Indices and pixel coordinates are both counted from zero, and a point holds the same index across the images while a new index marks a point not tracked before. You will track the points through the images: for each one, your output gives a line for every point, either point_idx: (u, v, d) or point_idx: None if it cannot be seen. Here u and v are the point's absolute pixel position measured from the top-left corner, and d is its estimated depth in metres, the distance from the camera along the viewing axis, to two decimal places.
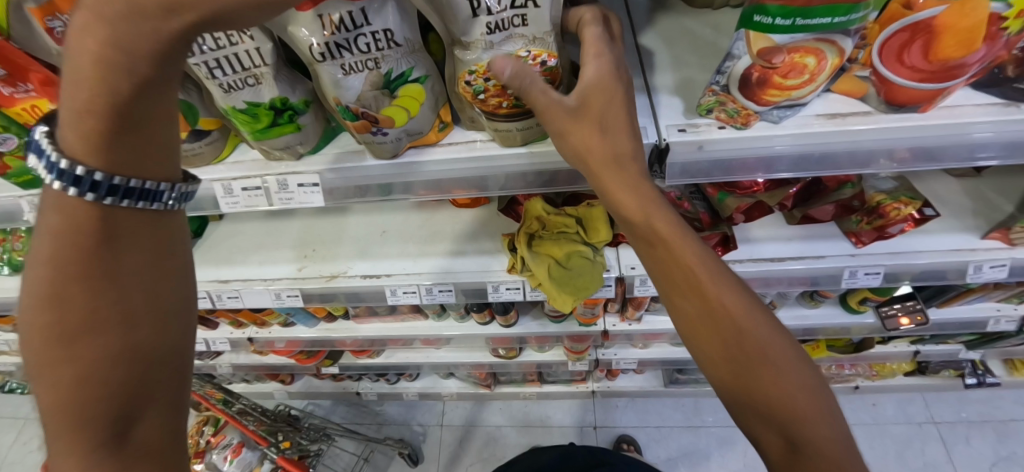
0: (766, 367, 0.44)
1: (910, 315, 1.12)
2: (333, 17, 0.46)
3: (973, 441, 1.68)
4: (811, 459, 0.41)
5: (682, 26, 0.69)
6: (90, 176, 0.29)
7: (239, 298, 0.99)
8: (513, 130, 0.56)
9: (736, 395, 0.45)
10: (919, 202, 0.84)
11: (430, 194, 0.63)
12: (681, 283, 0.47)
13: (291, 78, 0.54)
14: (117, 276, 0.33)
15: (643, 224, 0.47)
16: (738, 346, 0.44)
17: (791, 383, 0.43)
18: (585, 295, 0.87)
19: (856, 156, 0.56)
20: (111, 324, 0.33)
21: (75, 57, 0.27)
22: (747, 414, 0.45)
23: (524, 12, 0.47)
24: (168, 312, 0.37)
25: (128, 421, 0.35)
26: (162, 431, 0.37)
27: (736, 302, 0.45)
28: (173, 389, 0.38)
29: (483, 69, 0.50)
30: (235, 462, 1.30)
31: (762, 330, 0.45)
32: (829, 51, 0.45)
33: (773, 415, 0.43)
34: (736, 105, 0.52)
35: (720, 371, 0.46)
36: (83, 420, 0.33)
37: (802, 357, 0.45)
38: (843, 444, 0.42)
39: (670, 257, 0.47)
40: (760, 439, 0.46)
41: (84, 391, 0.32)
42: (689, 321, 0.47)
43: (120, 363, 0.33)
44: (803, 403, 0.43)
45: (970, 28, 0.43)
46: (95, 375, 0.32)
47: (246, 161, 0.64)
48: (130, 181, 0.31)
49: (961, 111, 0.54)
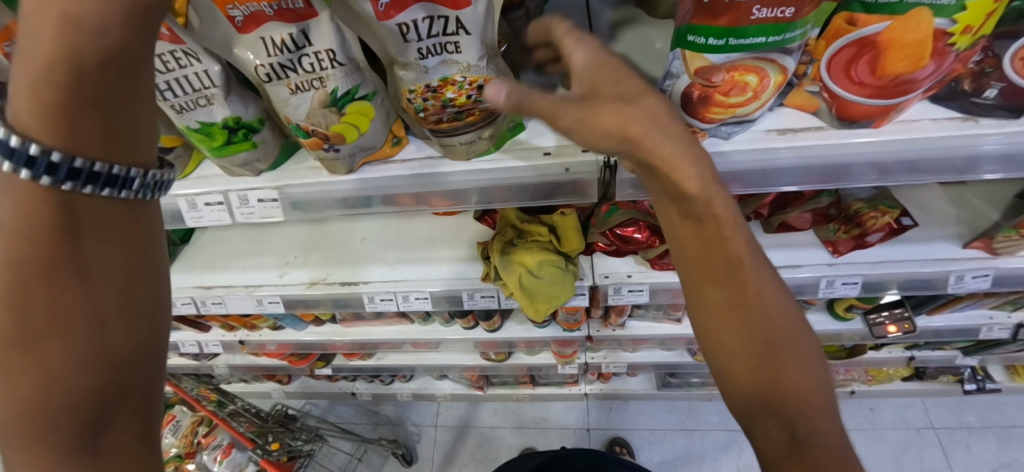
0: (783, 363, 0.41)
1: (898, 323, 1.10)
2: (275, 39, 0.46)
3: (973, 448, 1.64)
4: (813, 454, 0.38)
5: (643, 36, 0.68)
6: (45, 156, 0.23)
7: (223, 303, 1.01)
8: (458, 144, 0.55)
9: (751, 387, 0.41)
10: (897, 211, 0.83)
11: (413, 203, 0.63)
12: (713, 269, 0.43)
13: (243, 96, 0.55)
14: (86, 268, 0.27)
15: (704, 202, 0.41)
16: (763, 338, 0.41)
17: (809, 388, 0.40)
18: (557, 302, 0.88)
19: (808, 172, 0.56)
20: (82, 322, 0.27)
21: (33, 22, 0.23)
22: (757, 413, 0.41)
23: (456, 40, 0.46)
24: (149, 309, 0.30)
25: (101, 433, 0.29)
26: (138, 445, 0.31)
27: (768, 295, 0.42)
28: (147, 398, 0.31)
29: (420, 89, 0.49)
30: (225, 462, 1.32)
31: (792, 324, 0.42)
32: (770, 68, 0.44)
33: (788, 409, 0.39)
34: (683, 122, 0.51)
35: (743, 362, 0.42)
36: (48, 434, 0.27)
37: (822, 362, 0.42)
38: (847, 446, 0.39)
39: (708, 231, 0.42)
40: (765, 448, 0.41)
41: (41, 403, 0.26)
42: (710, 308, 0.43)
43: (90, 374, 0.27)
44: (819, 410, 0.39)
45: (915, 43, 0.42)
46: (59, 386, 0.26)
47: (209, 176, 0.65)
48: (96, 163, 0.25)
49: (917, 126, 0.53)
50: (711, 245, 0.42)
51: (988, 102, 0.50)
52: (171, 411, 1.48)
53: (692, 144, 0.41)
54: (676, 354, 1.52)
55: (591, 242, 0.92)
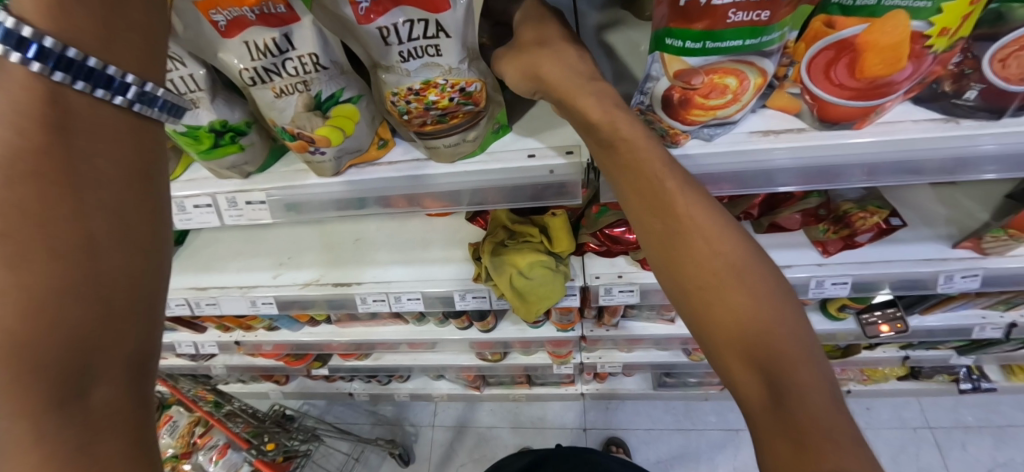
0: (736, 292, 0.39)
1: (890, 323, 1.10)
2: (258, 43, 0.47)
3: (969, 447, 1.64)
4: (796, 403, 0.34)
5: (629, 39, 0.69)
6: (39, 40, 0.26)
7: (216, 304, 1.01)
8: (443, 146, 0.55)
9: (715, 327, 0.39)
10: (886, 211, 0.83)
11: (405, 205, 0.63)
12: (665, 221, 0.42)
13: (229, 99, 0.56)
14: (80, 175, 0.27)
15: (608, 125, 0.45)
16: (728, 288, 0.39)
17: (784, 338, 0.37)
18: (548, 302, 0.89)
19: (789, 173, 0.57)
20: (78, 229, 0.26)
21: None
22: (741, 377, 0.37)
23: (437, 43, 0.46)
24: (141, 233, 0.30)
25: (85, 374, 0.27)
26: (125, 397, 0.29)
27: (724, 244, 0.41)
28: (137, 340, 0.29)
29: (403, 92, 0.49)
30: (221, 462, 1.33)
31: (738, 253, 0.41)
32: (749, 71, 0.45)
33: (757, 351, 0.37)
34: (664, 124, 0.52)
35: (713, 319, 0.39)
36: (42, 365, 0.25)
37: (782, 289, 0.40)
38: (832, 393, 0.35)
39: (653, 182, 0.43)
40: (758, 420, 0.36)
41: (38, 322, 0.25)
42: (668, 263, 0.41)
43: (85, 292, 0.26)
44: (799, 364, 0.36)
45: (892, 46, 0.42)
46: (62, 301, 0.25)
47: (198, 178, 0.66)
48: (89, 59, 0.28)
49: (899, 127, 0.53)
50: (661, 194, 0.42)
51: (968, 103, 0.51)
52: (168, 411, 1.49)
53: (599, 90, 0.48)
54: (671, 354, 1.52)
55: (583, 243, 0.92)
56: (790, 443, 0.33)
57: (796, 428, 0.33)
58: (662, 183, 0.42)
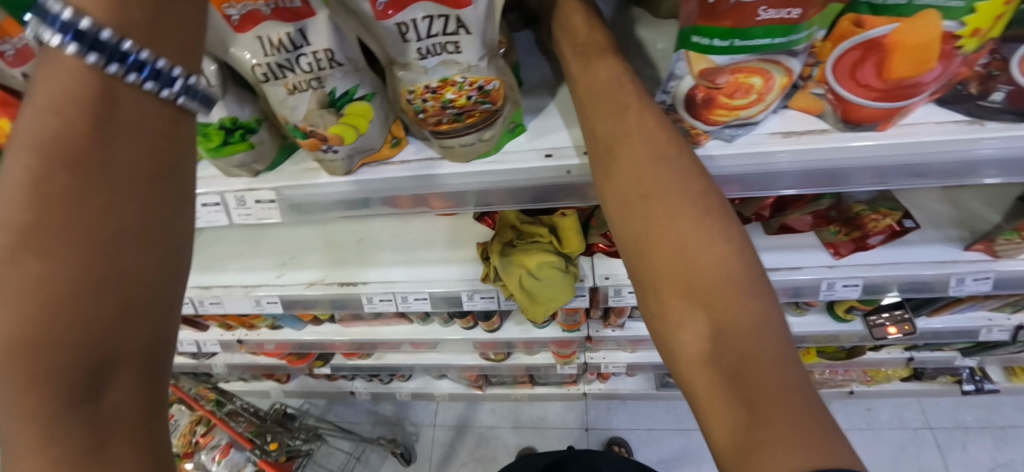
0: (694, 260, 0.37)
1: (898, 324, 1.09)
2: (272, 38, 0.45)
3: (970, 448, 1.64)
4: (749, 373, 0.30)
5: (645, 36, 0.68)
6: (96, 31, 0.24)
7: (220, 303, 1.00)
8: (458, 145, 0.54)
9: (670, 297, 0.37)
10: (898, 213, 0.83)
11: (410, 206, 0.62)
12: (631, 199, 0.41)
13: (239, 96, 0.55)
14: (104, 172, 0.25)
15: (606, 100, 0.47)
16: (686, 261, 0.37)
17: (746, 310, 0.33)
18: (555, 304, 0.87)
19: (805, 174, 0.56)
20: (101, 231, 0.25)
21: None
22: (688, 354, 0.34)
23: (456, 39, 0.45)
24: (163, 232, 0.28)
25: (99, 379, 0.26)
26: (136, 400, 0.28)
27: (692, 217, 0.38)
28: (155, 345, 0.28)
29: (419, 90, 0.48)
30: (223, 462, 1.32)
31: (700, 221, 0.38)
32: (775, 70, 0.44)
33: (714, 320, 0.34)
34: (686, 124, 0.51)
35: (669, 293, 0.37)
36: (53, 366, 0.24)
37: (745, 256, 0.37)
38: (794, 370, 0.30)
39: (622, 156, 0.44)
40: (704, 400, 0.32)
41: (49, 325, 0.24)
42: (631, 240, 0.41)
43: (109, 291, 0.25)
44: (759, 334, 0.32)
45: (923, 45, 0.41)
46: (74, 306, 0.24)
47: (206, 176, 0.65)
48: (141, 52, 0.25)
49: (921, 129, 0.53)
50: (636, 176, 0.42)
51: (994, 105, 0.50)
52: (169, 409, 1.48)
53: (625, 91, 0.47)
54: None
55: (592, 244, 0.91)
56: (737, 414, 0.29)
57: (749, 396, 0.29)
58: (634, 163, 0.42)
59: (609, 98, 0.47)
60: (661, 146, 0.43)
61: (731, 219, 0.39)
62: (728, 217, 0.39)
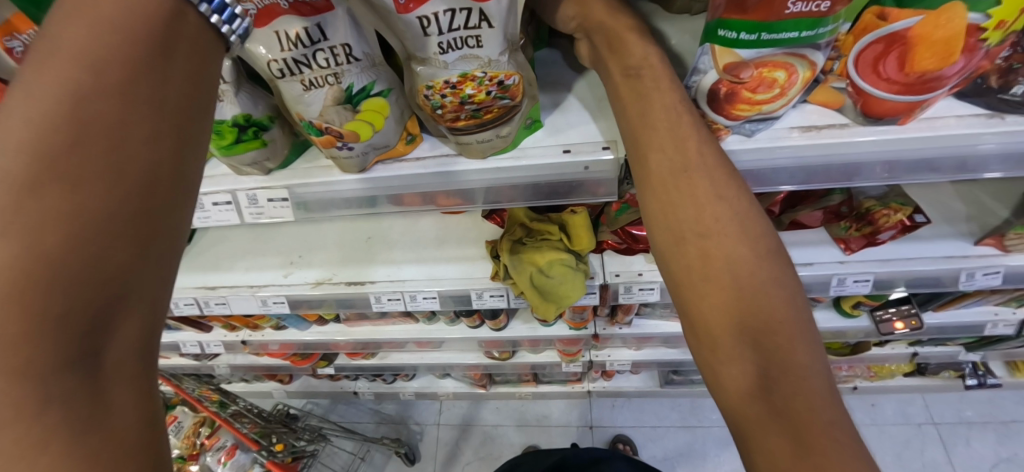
0: (748, 288, 0.37)
1: (905, 319, 1.08)
2: (289, 33, 0.44)
3: (973, 443, 1.65)
4: (800, 410, 0.32)
5: (661, 30, 0.67)
6: None
7: (226, 304, 0.99)
8: (474, 142, 0.54)
9: (721, 322, 0.37)
10: (910, 208, 0.81)
11: (416, 203, 0.63)
12: (684, 234, 0.41)
13: (252, 93, 0.54)
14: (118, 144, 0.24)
15: (654, 108, 0.46)
16: (739, 298, 0.37)
17: (800, 353, 0.34)
18: (566, 302, 0.87)
19: (819, 169, 0.57)
20: (112, 199, 0.23)
21: None
22: (736, 390, 0.35)
23: (478, 33, 0.44)
24: (166, 220, 0.26)
25: (100, 333, 0.24)
26: (136, 380, 0.25)
27: (749, 256, 0.38)
28: (157, 301, 0.26)
29: (438, 85, 0.48)
30: (229, 464, 1.31)
31: (753, 252, 0.39)
32: (799, 64, 0.43)
33: (766, 352, 0.34)
34: (706, 119, 0.51)
35: (718, 327, 0.37)
36: (65, 297, 0.22)
37: (794, 292, 0.38)
38: (840, 414, 0.32)
39: (670, 172, 0.43)
40: (751, 430, 0.34)
41: (64, 246, 0.22)
42: (680, 272, 0.40)
43: (120, 223, 0.24)
44: (808, 373, 0.33)
45: (946, 39, 0.41)
46: (80, 242, 0.22)
47: (216, 175, 0.64)
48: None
49: (942, 123, 0.52)
50: (686, 195, 0.41)
51: (1015, 98, 0.50)
52: (173, 411, 1.47)
53: (657, 95, 0.47)
54: (680, 352, 1.51)
55: (602, 241, 0.91)
56: (787, 450, 0.31)
57: (799, 434, 0.31)
58: (688, 195, 0.42)
59: (641, 117, 0.46)
60: (711, 167, 0.43)
61: (782, 252, 0.40)
62: (779, 250, 0.40)
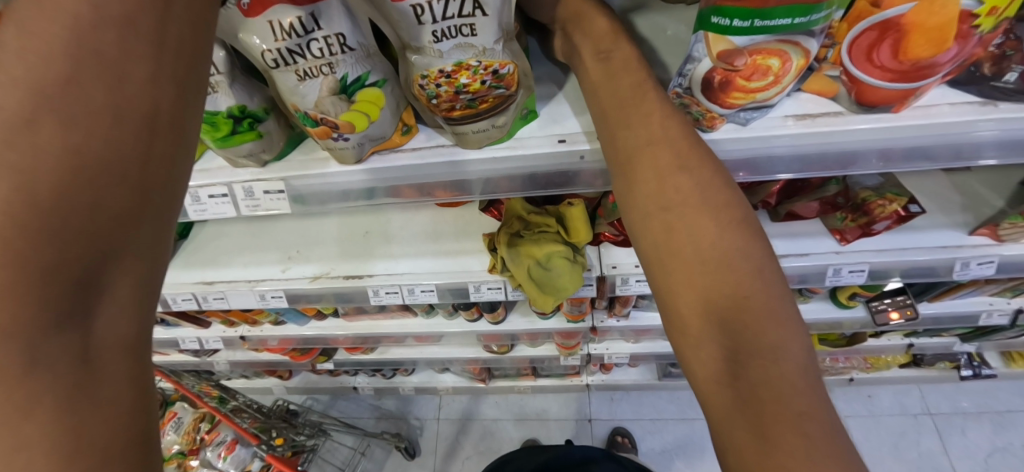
0: (720, 273, 0.38)
1: (900, 310, 1.10)
2: (283, 23, 0.44)
3: (969, 433, 1.67)
4: (767, 394, 0.32)
5: (656, 20, 0.67)
6: None
7: (225, 299, 0.99)
8: (470, 132, 0.54)
9: (692, 308, 0.38)
10: (905, 198, 0.81)
11: (414, 195, 0.62)
12: (656, 220, 0.41)
13: (247, 85, 0.54)
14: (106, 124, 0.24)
15: (635, 95, 0.46)
16: (711, 285, 0.37)
17: (772, 336, 0.35)
18: (563, 295, 0.87)
19: (817, 159, 0.56)
20: (104, 171, 0.23)
21: None
22: (706, 375, 0.36)
23: (472, 22, 0.44)
24: (155, 196, 0.26)
25: (90, 290, 0.24)
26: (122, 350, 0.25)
27: (722, 240, 0.39)
28: (149, 265, 0.26)
29: (433, 75, 0.48)
30: (229, 459, 1.33)
31: (727, 236, 0.39)
32: (793, 51, 0.43)
33: (736, 337, 0.35)
34: (701, 108, 0.51)
35: (691, 316, 0.38)
36: (53, 253, 0.22)
37: (771, 275, 0.38)
38: (812, 397, 0.32)
39: (643, 159, 0.43)
40: (718, 416, 0.35)
41: (51, 197, 0.22)
42: (654, 258, 0.41)
43: (109, 184, 0.24)
44: (780, 356, 0.34)
45: (939, 25, 0.41)
46: (78, 195, 0.23)
47: (212, 168, 0.64)
48: None
49: (936, 111, 0.53)
50: (659, 181, 0.42)
51: (1007, 86, 0.51)
52: (172, 407, 1.46)
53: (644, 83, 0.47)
54: None
55: (599, 233, 0.92)
56: (751, 433, 0.32)
57: (762, 417, 0.32)
58: (662, 183, 0.42)
59: (632, 105, 0.46)
60: (686, 152, 0.43)
61: (760, 236, 0.40)
62: (755, 233, 0.40)
